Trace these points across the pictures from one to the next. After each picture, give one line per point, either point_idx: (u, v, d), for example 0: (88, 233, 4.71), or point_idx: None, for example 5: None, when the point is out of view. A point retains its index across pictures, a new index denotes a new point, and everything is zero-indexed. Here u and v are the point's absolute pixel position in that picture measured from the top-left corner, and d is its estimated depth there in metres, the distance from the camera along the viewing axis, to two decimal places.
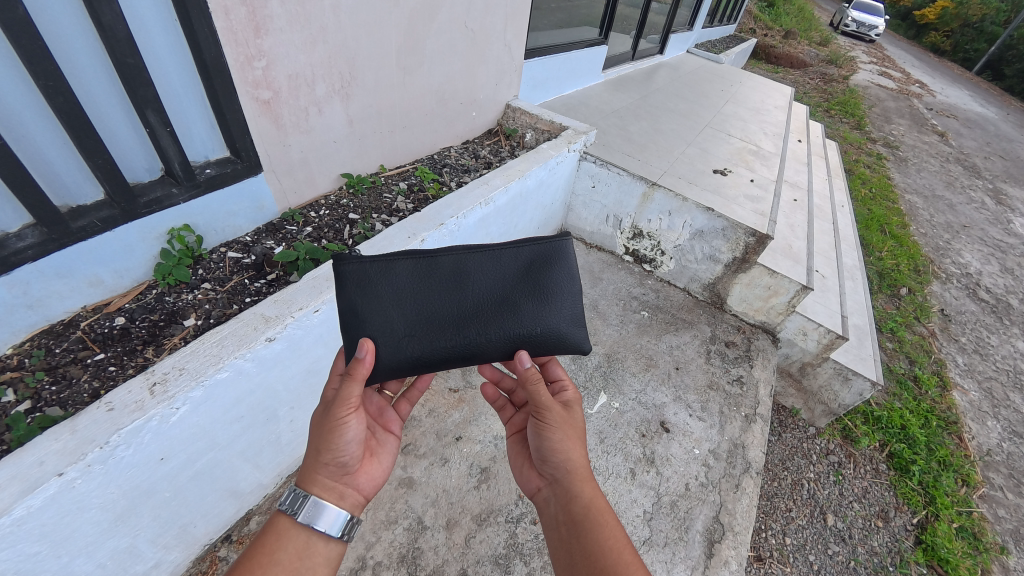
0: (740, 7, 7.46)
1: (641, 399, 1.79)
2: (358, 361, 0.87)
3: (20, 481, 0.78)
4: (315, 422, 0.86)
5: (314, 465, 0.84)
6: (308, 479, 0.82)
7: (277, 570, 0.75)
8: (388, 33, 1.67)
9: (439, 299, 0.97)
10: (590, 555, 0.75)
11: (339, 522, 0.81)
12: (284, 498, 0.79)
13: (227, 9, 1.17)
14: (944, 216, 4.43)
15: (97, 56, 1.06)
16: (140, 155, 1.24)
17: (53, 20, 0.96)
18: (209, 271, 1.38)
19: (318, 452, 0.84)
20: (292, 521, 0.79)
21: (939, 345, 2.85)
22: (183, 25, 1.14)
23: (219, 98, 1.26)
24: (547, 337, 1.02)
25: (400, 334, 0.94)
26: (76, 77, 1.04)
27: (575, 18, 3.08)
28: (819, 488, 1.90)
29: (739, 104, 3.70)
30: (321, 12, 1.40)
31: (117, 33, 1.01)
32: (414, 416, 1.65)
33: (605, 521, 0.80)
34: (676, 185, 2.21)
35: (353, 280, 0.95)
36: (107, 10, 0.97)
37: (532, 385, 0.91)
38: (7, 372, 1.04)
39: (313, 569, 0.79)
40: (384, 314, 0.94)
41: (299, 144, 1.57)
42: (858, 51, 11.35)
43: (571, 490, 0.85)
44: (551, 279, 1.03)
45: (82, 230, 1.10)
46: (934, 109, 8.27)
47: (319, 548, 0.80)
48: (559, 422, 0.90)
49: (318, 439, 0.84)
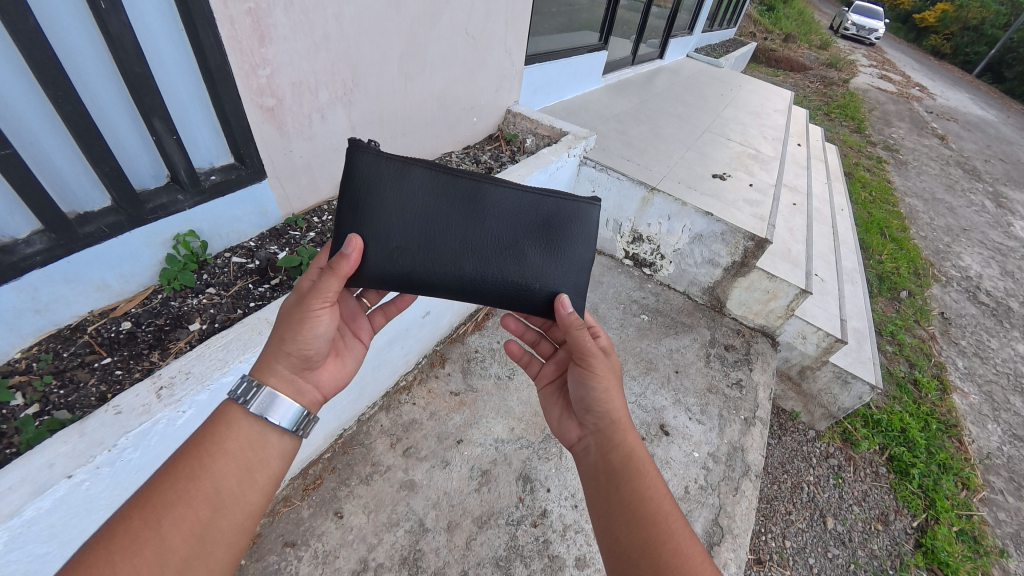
0: (740, 11, 7.50)
1: (641, 402, 1.80)
2: (342, 258, 0.87)
3: (28, 483, 0.79)
4: (287, 310, 0.86)
5: (276, 352, 0.84)
6: (266, 368, 0.82)
7: (224, 457, 0.72)
8: (390, 40, 1.69)
9: (441, 224, 0.99)
10: (632, 502, 0.75)
11: (295, 415, 0.80)
12: (237, 385, 0.77)
13: (232, 18, 1.19)
14: (944, 219, 4.44)
15: (105, 66, 1.08)
16: (146, 161, 1.25)
17: (63, 30, 0.98)
18: (214, 276, 1.40)
19: (283, 341, 0.84)
20: (243, 411, 0.77)
21: (939, 348, 2.85)
22: (189, 34, 1.16)
23: (224, 105, 1.29)
24: (545, 293, 1.03)
25: (394, 245, 0.97)
26: (85, 86, 1.06)
27: (575, 22, 3.11)
28: (819, 491, 1.91)
29: (738, 108, 3.72)
30: (324, 20, 1.42)
31: (125, 43, 1.03)
32: (415, 418, 1.66)
33: (647, 471, 0.79)
34: (675, 189, 2.23)
35: (368, 177, 0.98)
36: (116, 20, 1.00)
37: (576, 331, 0.92)
38: (16, 376, 1.05)
39: (265, 460, 0.77)
40: (386, 221, 0.97)
41: (302, 149, 1.59)
42: (859, 54, 11.38)
43: (612, 439, 0.85)
44: (566, 239, 1.04)
45: (89, 236, 1.12)
46: (934, 112, 8.28)
47: (272, 440, 0.79)
48: (602, 371, 0.90)
49: (286, 326, 0.84)
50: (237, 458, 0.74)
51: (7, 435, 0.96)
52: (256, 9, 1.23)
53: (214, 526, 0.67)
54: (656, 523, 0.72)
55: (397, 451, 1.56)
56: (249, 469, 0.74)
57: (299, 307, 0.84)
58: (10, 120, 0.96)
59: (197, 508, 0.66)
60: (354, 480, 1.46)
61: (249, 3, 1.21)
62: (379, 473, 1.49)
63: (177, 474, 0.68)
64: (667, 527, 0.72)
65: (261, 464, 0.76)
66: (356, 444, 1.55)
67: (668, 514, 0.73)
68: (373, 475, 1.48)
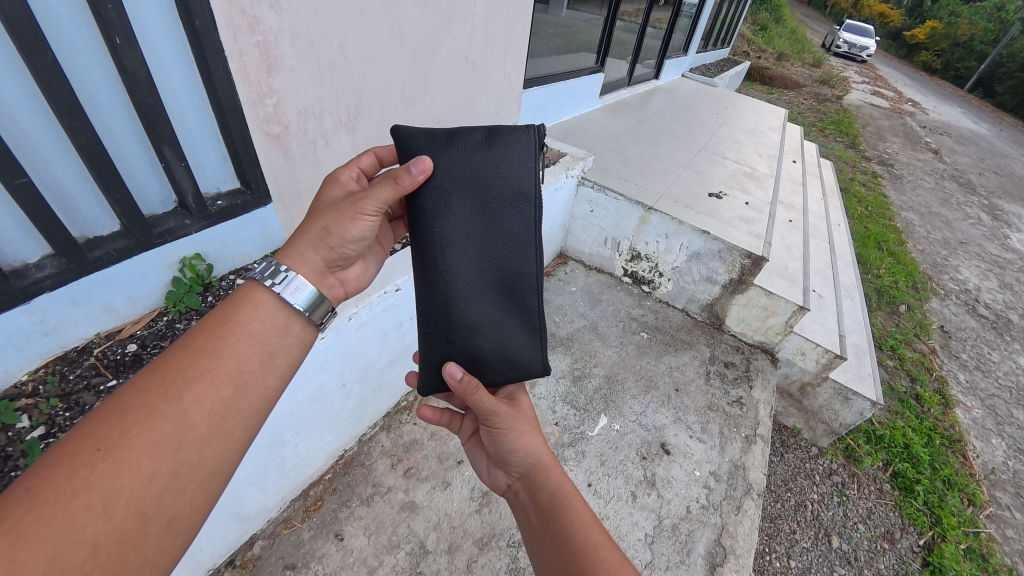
0: (733, 32, 7.67)
1: (642, 421, 1.81)
2: (408, 172, 0.87)
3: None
4: (335, 205, 0.86)
5: (315, 243, 0.85)
6: (297, 253, 0.83)
7: (247, 336, 0.74)
8: (392, 67, 1.75)
9: (485, 217, 0.95)
10: (561, 536, 0.77)
11: (317, 299, 0.81)
12: (261, 265, 0.78)
13: (242, 51, 1.24)
14: (941, 232, 4.47)
15: (118, 97, 1.12)
16: (155, 187, 1.29)
17: (80, 64, 1.03)
18: (219, 298, 1.43)
19: (326, 232, 0.85)
20: (265, 292, 0.78)
21: (940, 362, 2.85)
22: (200, 66, 1.21)
23: (232, 133, 1.33)
24: (461, 346, 0.97)
25: (449, 195, 0.93)
26: (99, 116, 1.10)
27: (572, 43, 3.22)
28: (823, 509, 1.89)
29: (733, 127, 3.79)
30: (330, 51, 1.48)
31: (139, 76, 1.07)
32: (416, 439, 1.67)
33: (573, 504, 0.81)
34: (673, 209, 2.26)
35: (504, 146, 0.96)
36: (130, 55, 1.04)
37: (473, 396, 0.89)
38: (22, 399, 1.07)
39: (286, 346, 0.78)
40: (468, 180, 0.94)
41: (307, 174, 1.63)
42: (851, 71, 11.58)
43: (536, 480, 0.86)
44: (510, 336, 0.99)
45: (99, 260, 1.14)
46: (927, 127, 8.40)
47: (294, 328, 0.80)
48: (510, 422, 0.90)
49: (333, 218, 0.85)
50: (259, 341, 0.75)
51: (13, 458, 0.98)
52: (265, 41, 1.28)
53: (229, 407, 0.69)
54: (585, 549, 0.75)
55: (398, 471, 1.56)
56: (269, 354, 0.76)
57: (349, 204, 0.85)
58: (25, 149, 1.00)
59: (216, 388, 0.68)
60: (355, 501, 1.46)
61: (258, 35, 1.26)
62: (380, 494, 1.49)
63: (198, 352, 0.70)
64: (597, 556, 0.74)
65: (281, 348, 0.77)
66: (357, 464, 1.56)
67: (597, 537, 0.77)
68: (374, 497, 1.48)
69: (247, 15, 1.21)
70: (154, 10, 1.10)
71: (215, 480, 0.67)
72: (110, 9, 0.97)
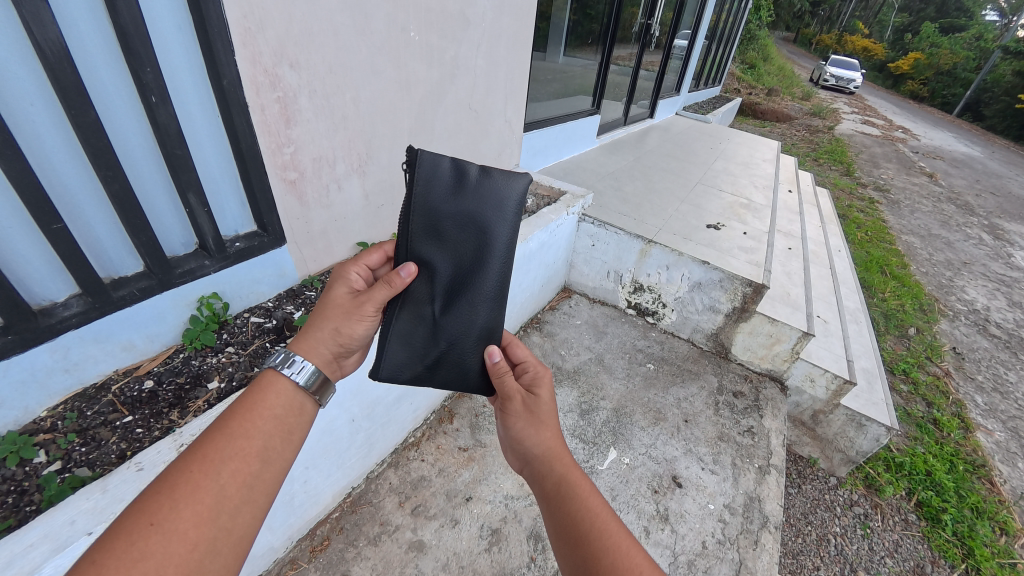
0: (723, 71, 8.02)
1: (652, 453, 1.79)
2: (397, 274, 0.94)
3: (50, 540, 0.81)
4: (341, 304, 0.92)
5: (326, 339, 0.89)
6: (308, 348, 0.85)
7: (269, 420, 0.76)
8: (401, 117, 1.87)
9: (433, 234, 0.99)
10: (569, 525, 0.75)
11: (322, 375, 0.85)
12: (278, 356, 0.82)
13: (263, 106, 1.36)
14: (943, 254, 4.48)
15: (149, 148, 1.22)
16: (177, 230, 1.37)
17: (118, 120, 1.13)
18: (233, 335, 1.48)
19: (336, 333, 0.90)
20: (281, 380, 0.80)
21: (956, 385, 2.79)
22: (225, 119, 1.31)
23: (252, 179, 1.42)
24: (448, 352, 1.04)
25: (469, 235, 1.02)
26: (131, 168, 1.20)
27: (569, 88, 3.42)
28: (847, 542, 1.83)
29: (728, 160, 3.92)
30: (344, 105, 1.60)
31: (170, 131, 1.17)
32: (425, 476, 1.68)
33: (579, 493, 0.78)
34: (672, 241, 2.33)
35: (432, 165, 0.99)
36: (163, 111, 1.14)
37: (499, 377, 0.99)
38: (41, 434, 1.10)
39: (298, 430, 0.80)
40: (443, 206, 0.99)
41: (320, 217, 1.73)
42: (841, 103, 11.93)
43: (542, 468, 0.84)
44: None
45: (122, 299, 1.20)
46: (921, 152, 8.57)
47: (302, 409, 0.82)
48: (522, 412, 0.92)
49: (342, 321, 0.91)
50: (280, 423, 0.78)
51: (29, 493, 0.98)
52: (284, 96, 1.40)
53: (261, 479, 0.71)
54: (593, 542, 0.72)
55: (406, 509, 1.56)
56: (290, 432, 0.79)
57: (354, 306, 0.91)
58: (63, 197, 1.09)
59: (249, 463, 0.70)
60: (362, 540, 1.46)
61: (278, 92, 1.38)
62: (388, 533, 1.48)
63: (231, 433, 0.72)
64: (607, 539, 0.72)
65: (294, 433, 0.79)
66: (365, 503, 1.56)
67: (611, 532, 0.73)
68: (382, 536, 1.48)
69: (269, 75, 1.34)
70: (186, 72, 1.22)
71: (243, 549, 0.67)
72: (148, 72, 1.08)
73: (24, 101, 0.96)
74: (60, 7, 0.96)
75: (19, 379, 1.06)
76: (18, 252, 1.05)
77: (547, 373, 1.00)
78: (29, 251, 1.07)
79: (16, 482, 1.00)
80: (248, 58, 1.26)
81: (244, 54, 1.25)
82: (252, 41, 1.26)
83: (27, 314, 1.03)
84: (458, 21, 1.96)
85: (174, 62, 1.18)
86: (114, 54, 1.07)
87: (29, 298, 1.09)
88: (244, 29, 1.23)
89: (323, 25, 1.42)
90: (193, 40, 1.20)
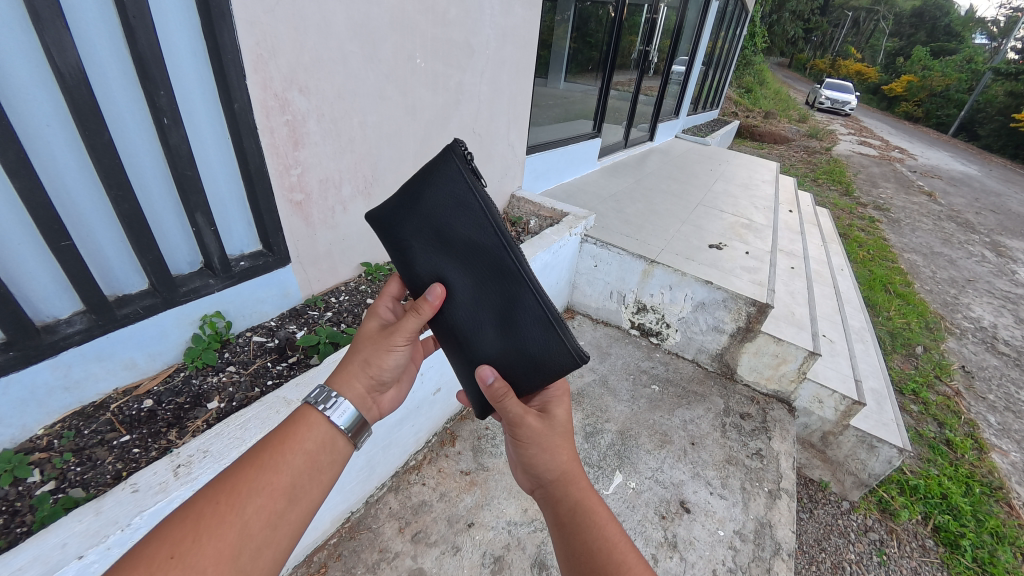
0: (721, 95, 8.18)
1: (659, 477, 1.76)
2: (425, 300, 0.91)
3: (41, 562, 0.79)
4: (371, 335, 0.91)
5: (357, 373, 0.88)
6: (344, 382, 0.85)
7: (300, 455, 0.75)
8: (406, 141, 1.92)
9: None
10: (586, 555, 0.74)
11: (360, 416, 0.83)
12: (313, 391, 0.82)
13: (272, 128, 1.39)
14: (947, 271, 4.47)
15: (160, 169, 1.25)
16: (183, 249, 1.38)
17: (131, 141, 1.16)
18: (234, 355, 1.48)
19: (365, 364, 0.89)
20: (318, 414, 0.80)
21: (967, 405, 2.75)
22: (235, 142, 1.35)
23: (259, 200, 1.45)
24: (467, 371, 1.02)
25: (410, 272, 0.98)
26: (143, 189, 1.23)
27: (570, 112, 3.49)
28: (863, 570, 1.77)
29: (727, 181, 3.96)
30: (351, 128, 1.65)
31: (182, 153, 1.21)
32: (425, 501, 1.65)
33: (596, 521, 0.77)
34: (674, 261, 2.34)
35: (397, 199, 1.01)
36: (175, 134, 1.17)
37: (508, 399, 0.86)
38: (36, 453, 1.09)
39: (329, 466, 0.78)
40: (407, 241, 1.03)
41: (326, 238, 1.76)
42: (837, 125, 12.12)
43: (558, 493, 0.82)
44: (526, 333, 0.92)
45: (125, 316, 1.22)
46: (918, 170, 8.65)
47: (335, 445, 0.80)
48: (540, 435, 0.85)
49: (369, 352, 0.90)
50: (310, 459, 0.76)
51: (21, 513, 0.97)
52: (293, 120, 1.44)
53: (286, 519, 0.70)
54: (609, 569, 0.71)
55: (406, 536, 1.52)
56: (320, 469, 0.77)
57: (382, 336, 0.89)
58: (73, 216, 1.11)
59: (275, 501, 0.69)
60: (360, 568, 1.42)
61: (287, 116, 1.42)
62: (387, 560, 1.45)
63: (261, 466, 0.71)
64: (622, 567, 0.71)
65: (325, 470, 0.77)
66: (364, 529, 1.53)
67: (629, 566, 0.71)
68: (380, 563, 1.44)
69: (279, 99, 1.38)
70: (199, 98, 1.26)
71: None
72: (162, 95, 1.12)
73: (41, 124, 1.00)
74: (81, 36, 1.00)
75: (20, 397, 1.07)
76: (26, 270, 1.07)
77: (568, 387, 0.96)
78: (36, 269, 1.08)
79: (9, 502, 0.99)
80: (259, 83, 1.31)
81: (255, 79, 1.30)
82: (263, 67, 1.30)
83: (30, 331, 1.04)
84: (463, 50, 2.03)
85: (187, 88, 1.22)
86: (130, 80, 1.12)
87: (33, 315, 1.10)
88: (257, 56, 1.28)
89: (332, 52, 1.47)
90: (207, 66, 1.25)
